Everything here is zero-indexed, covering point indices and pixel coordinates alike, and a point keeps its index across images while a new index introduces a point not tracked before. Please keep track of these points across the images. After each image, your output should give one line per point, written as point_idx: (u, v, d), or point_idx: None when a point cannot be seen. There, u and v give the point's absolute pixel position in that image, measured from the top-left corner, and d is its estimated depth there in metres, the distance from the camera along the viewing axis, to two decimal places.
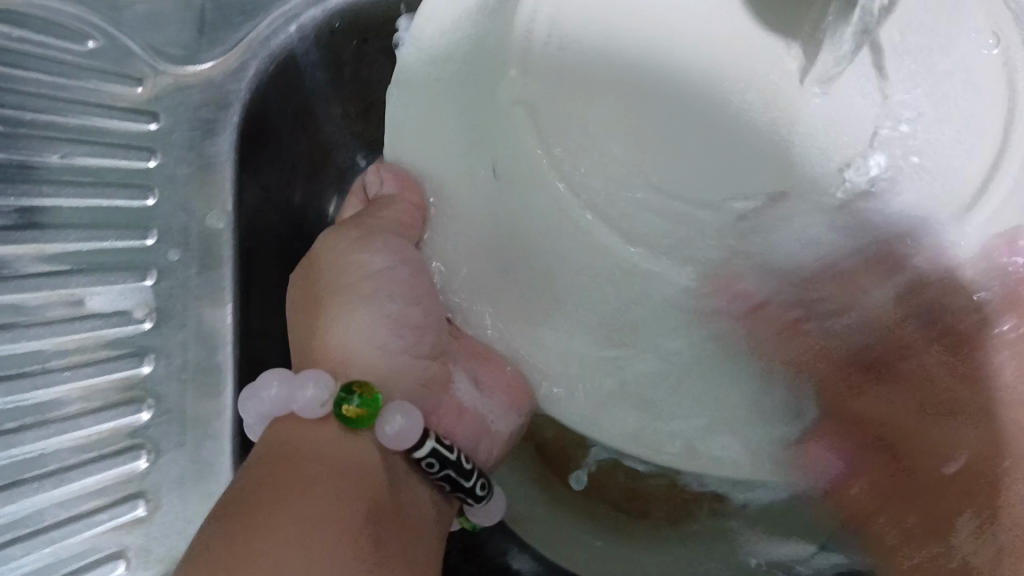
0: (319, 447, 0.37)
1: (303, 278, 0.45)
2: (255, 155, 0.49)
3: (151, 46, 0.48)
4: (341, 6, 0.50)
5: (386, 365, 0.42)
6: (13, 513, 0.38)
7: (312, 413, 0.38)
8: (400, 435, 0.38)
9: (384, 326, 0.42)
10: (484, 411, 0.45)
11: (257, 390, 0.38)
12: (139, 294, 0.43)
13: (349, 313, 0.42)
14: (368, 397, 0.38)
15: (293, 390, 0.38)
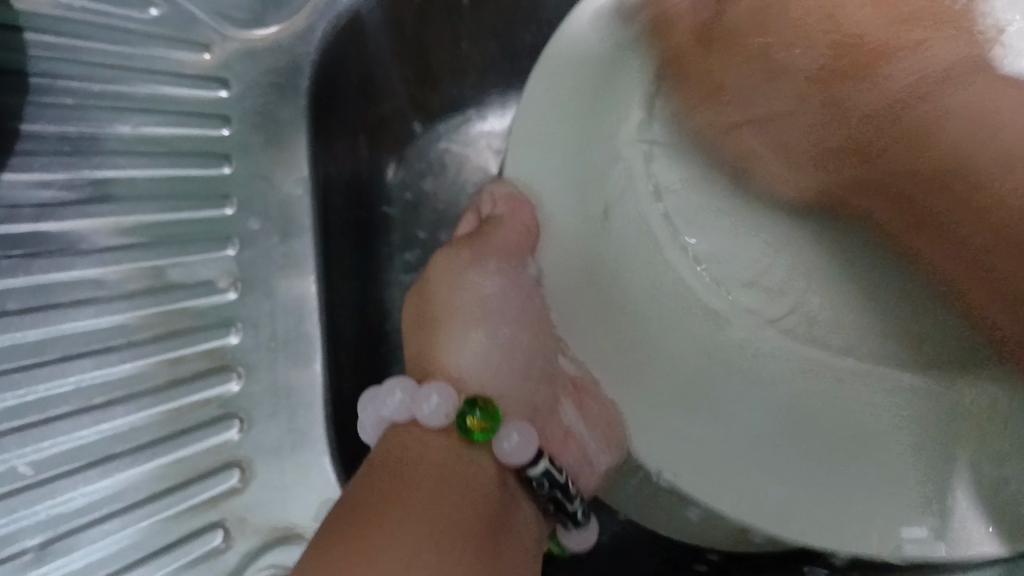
0: (438, 460, 0.35)
1: (416, 298, 0.42)
2: (324, 119, 0.48)
3: (216, 11, 0.46)
4: None
5: (492, 384, 0.40)
6: (108, 487, 0.38)
7: (437, 421, 0.36)
8: (515, 452, 0.36)
9: (492, 347, 0.40)
10: (589, 441, 0.41)
11: (380, 394, 0.37)
12: (221, 264, 0.43)
13: (459, 332, 0.40)
14: (490, 410, 0.37)
15: (416, 398, 0.37)
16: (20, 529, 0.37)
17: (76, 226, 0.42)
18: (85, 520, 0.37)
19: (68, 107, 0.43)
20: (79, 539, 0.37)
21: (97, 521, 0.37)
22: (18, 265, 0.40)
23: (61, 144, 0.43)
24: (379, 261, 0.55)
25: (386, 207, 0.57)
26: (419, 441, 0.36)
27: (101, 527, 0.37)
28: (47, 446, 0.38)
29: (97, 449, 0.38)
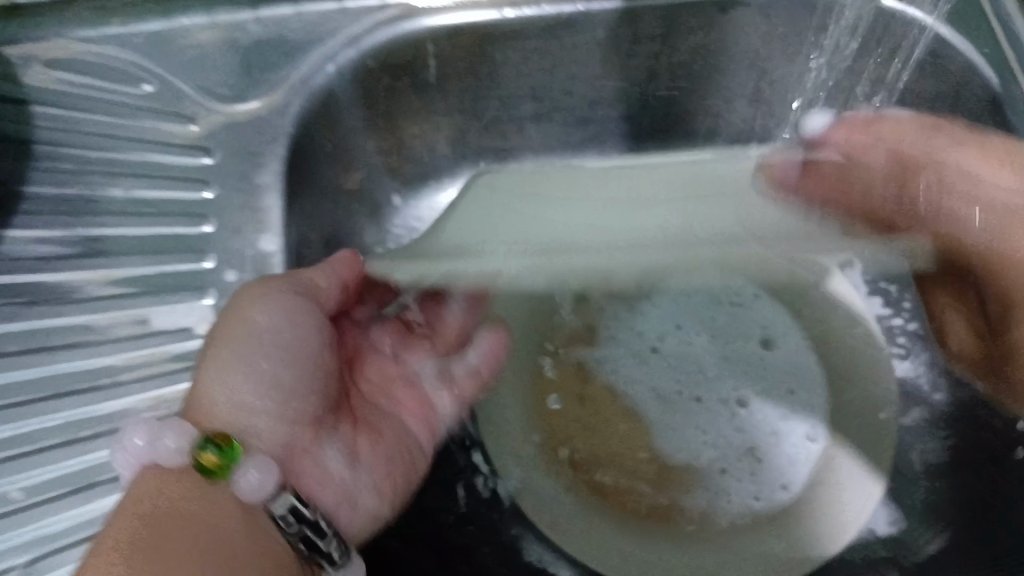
0: (180, 507, 0.39)
1: (211, 331, 0.45)
2: (298, 183, 0.53)
3: (202, 87, 0.52)
4: (376, 46, 0.54)
5: (244, 414, 0.43)
6: (88, 513, 0.42)
7: (174, 460, 0.40)
8: (252, 488, 0.40)
9: (255, 383, 0.44)
10: (350, 477, 0.47)
11: (125, 437, 0.41)
12: (201, 312, 0.47)
13: (235, 366, 0.44)
14: (226, 447, 0.40)
15: (156, 436, 0.40)
16: (6, 550, 0.41)
17: (72, 276, 0.47)
18: (66, 542, 0.41)
19: (67, 172, 0.50)
20: (57, 558, 0.41)
21: (73, 543, 0.41)
22: (20, 310, 0.46)
23: (60, 205, 0.49)
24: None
25: None
26: (161, 482, 0.39)
27: (76, 549, 0.41)
28: (36, 471, 0.43)
29: (79, 478, 0.43)
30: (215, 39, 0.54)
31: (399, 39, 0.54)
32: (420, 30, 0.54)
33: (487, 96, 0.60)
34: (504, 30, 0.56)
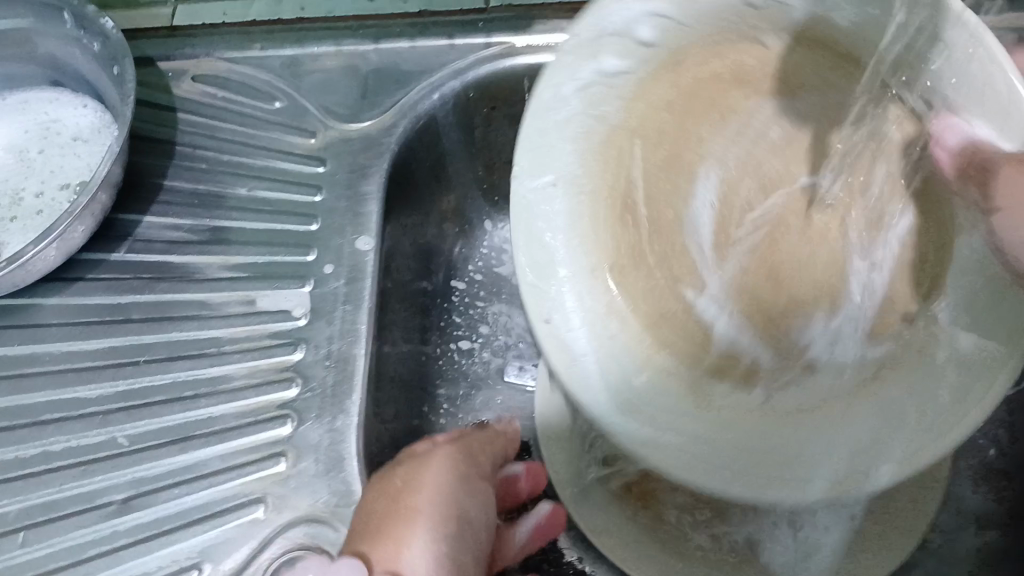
0: None
1: (390, 494, 0.45)
2: (396, 193, 0.59)
3: (323, 106, 0.60)
4: (477, 79, 0.60)
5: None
6: (185, 461, 0.48)
7: None
8: None
9: (449, 556, 0.44)
10: None
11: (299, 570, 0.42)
12: (299, 297, 0.52)
13: (427, 536, 0.44)
14: None
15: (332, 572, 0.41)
16: (115, 485, 0.47)
17: (195, 259, 0.54)
18: (164, 483, 0.47)
19: (200, 170, 0.58)
20: (155, 497, 0.47)
21: (170, 485, 0.47)
22: (148, 284, 0.53)
23: (192, 198, 0.57)
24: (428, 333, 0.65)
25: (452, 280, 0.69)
26: None
27: (170, 491, 0.47)
28: (145, 422, 0.49)
29: (180, 430, 0.49)
30: (338, 67, 0.61)
31: (498, 74, 0.61)
32: (517, 66, 0.60)
33: None
34: None
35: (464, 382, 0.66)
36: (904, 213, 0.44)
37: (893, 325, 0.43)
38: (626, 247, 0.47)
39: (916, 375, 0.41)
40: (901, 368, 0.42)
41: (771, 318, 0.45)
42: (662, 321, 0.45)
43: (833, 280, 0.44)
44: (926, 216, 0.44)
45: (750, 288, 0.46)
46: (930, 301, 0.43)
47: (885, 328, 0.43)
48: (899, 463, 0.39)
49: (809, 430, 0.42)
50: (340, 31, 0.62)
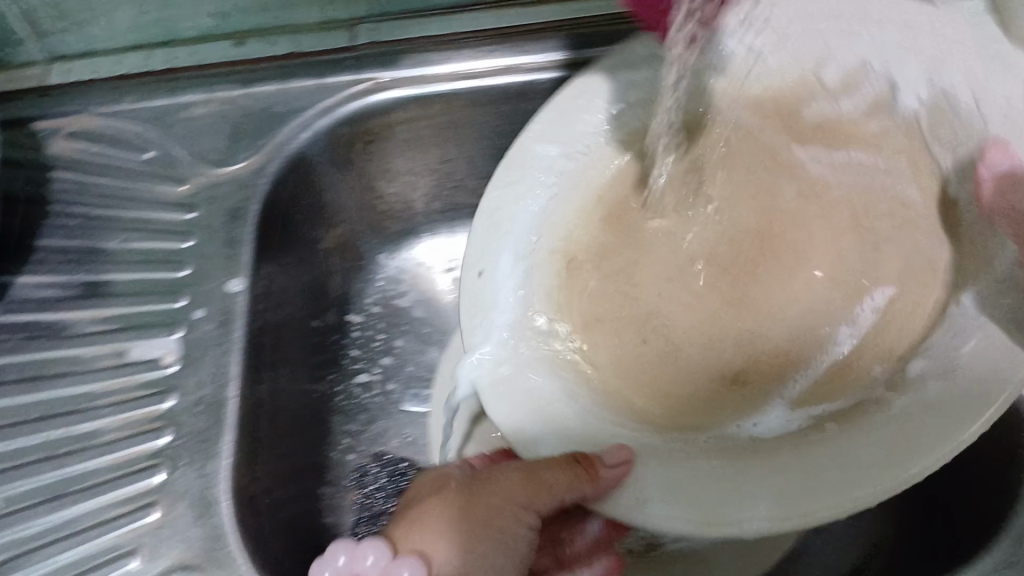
0: None
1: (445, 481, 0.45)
2: (272, 235, 0.59)
3: (194, 153, 0.60)
4: (347, 115, 0.61)
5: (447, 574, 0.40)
6: (56, 520, 0.47)
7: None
8: None
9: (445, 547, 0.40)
10: None
11: (328, 557, 0.41)
12: (168, 344, 0.52)
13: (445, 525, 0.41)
14: None
15: (356, 554, 0.40)
16: None
17: (67, 315, 0.54)
18: (35, 544, 0.47)
19: (73, 227, 0.58)
20: (27, 559, 0.46)
21: (42, 546, 0.47)
22: (20, 345, 0.53)
23: (64, 255, 0.56)
24: (324, 368, 0.65)
25: (350, 313, 0.69)
26: None
27: (42, 551, 0.46)
28: (16, 484, 0.48)
29: (52, 488, 0.48)
30: (209, 113, 0.61)
31: (368, 108, 0.61)
32: (387, 100, 0.61)
33: (456, 159, 0.67)
34: (460, 100, 0.62)
35: (362, 414, 0.66)
36: (889, 287, 0.43)
37: (828, 394, 0.41)
38: (598, 299, 0.46)
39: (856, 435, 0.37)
40: (837, 432, 0.38)
41: (725, 371, 0.44)
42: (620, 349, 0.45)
43: (803, 346, 0.43)
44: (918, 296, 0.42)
45: (713, 334, 0.45)
46: (900, 368, 0.40)
47: (850, 392, 0.40)
48: (787, 507, 0.34)
49: (738, 460, 0.37)
50: (209, 78, 0.62)
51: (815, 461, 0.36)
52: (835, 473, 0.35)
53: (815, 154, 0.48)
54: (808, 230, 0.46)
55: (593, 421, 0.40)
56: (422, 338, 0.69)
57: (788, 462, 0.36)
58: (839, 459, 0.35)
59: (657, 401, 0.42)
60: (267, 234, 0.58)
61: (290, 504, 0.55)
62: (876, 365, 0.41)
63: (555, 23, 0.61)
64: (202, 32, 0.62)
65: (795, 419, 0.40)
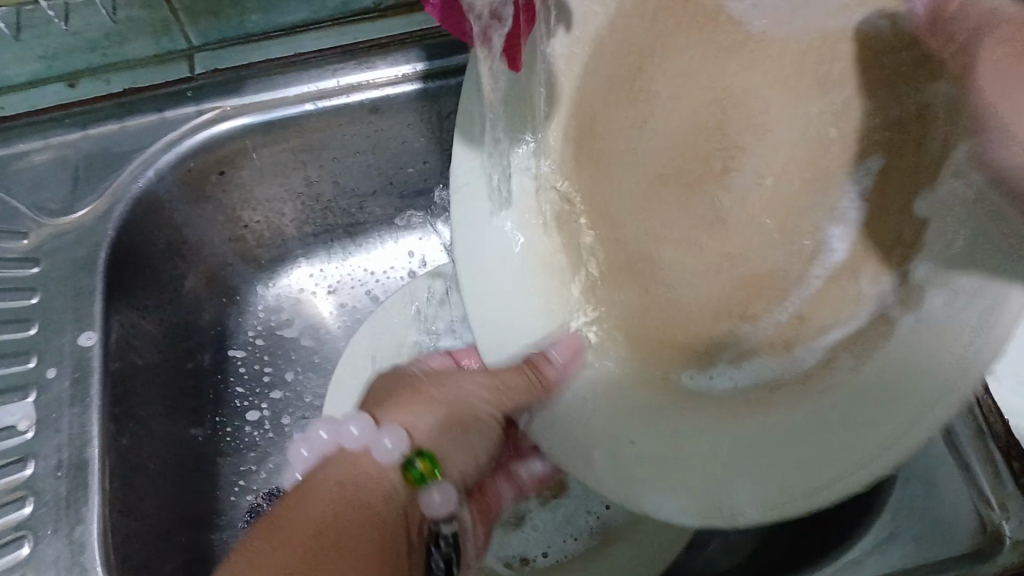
0: (357, 481, 0.38)
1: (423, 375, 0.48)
2: (126, 280, 0.57)
3: (35, 204, 0.57)
4: (192, 148, 0.59)
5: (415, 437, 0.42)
6: None
7: (387, 458, 0.39)
8: (438, 505, 0.40)
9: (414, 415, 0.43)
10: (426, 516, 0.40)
11: (310, 435, 0.41)
12: (24, 409, 0.49)
13: (415, 404, 0.44)
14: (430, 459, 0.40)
15: (344, 429, 0.41)
16: None
17: None
18: None
19: None
20: None
21: None
22: None
23: None
24: (204, 408, 0.63)
25: (232, 349, 0.67)
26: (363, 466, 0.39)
27: None
28: None
29: None
30: (49, 156, 0.59)
31: (215, 138, 0.60)
32: (236, 129, 0.60)
33: (321, 180, 0.66)
34: (311, 121, 0.61)
35: (251, 452, 0.64)
36: (875, 158, 0.37)
37: (812, 317, 0.38)
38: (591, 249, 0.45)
39: (830, 381, 0.36)
40: (824, 373, 0.36)
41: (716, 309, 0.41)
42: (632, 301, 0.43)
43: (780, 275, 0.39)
44: (891, 164, 0.36)
45: (699, 259, 0.41)
46: (905, 273, 0.35)
47: (856, 307, 0.37)
48: (770, 493, 0.35)
49: (723, 420, 0.38)
50: (44, 123, 0.59)
51: (804, 431, 0.35)
52: (834, 430, 0.34)
53: (743, 1, 0.39)
54: (752, 111, 0.40)
55: (605, 382, 0.42)
56: (308, 366, 0.68)
57: (795, 415, 0.36)
58: (835, 428, 0.34)
59: (653, 350, 0.42)
60: (118, 279, 0.56)
61: (176, 557, 0.54)
62: (864, 281, 0.37)
63: (396, 36, 0.61)
64: (31, 77, 0.59)
65: (804, 357, 0.38)
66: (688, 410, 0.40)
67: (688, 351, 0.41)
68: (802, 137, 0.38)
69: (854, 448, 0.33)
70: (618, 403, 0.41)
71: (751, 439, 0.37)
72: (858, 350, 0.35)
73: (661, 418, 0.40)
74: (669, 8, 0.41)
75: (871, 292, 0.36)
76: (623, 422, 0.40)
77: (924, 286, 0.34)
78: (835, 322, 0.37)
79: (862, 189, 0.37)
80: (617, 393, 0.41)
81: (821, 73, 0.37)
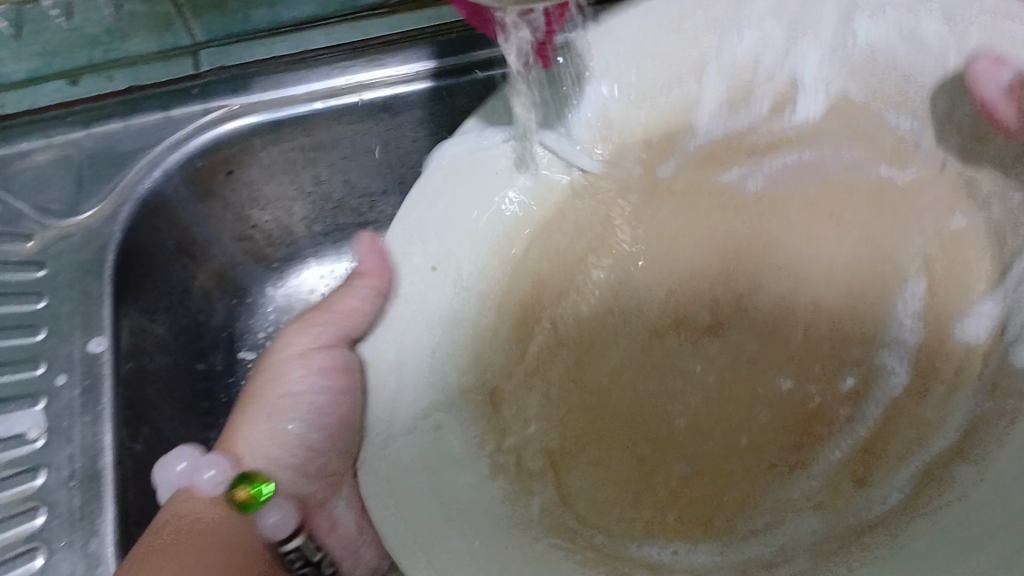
0: (190, 523, 0.45)
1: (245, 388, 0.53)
2: (136, 284, 0.56)
3: (38, 205, 0.56)
4: (201, 148, 0.58)
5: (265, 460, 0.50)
6: None
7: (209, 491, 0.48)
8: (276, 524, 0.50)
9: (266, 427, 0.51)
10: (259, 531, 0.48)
11: (172, 461, 0.49)
12: (33, 418, 0.49)
13: (260, 415, 0.51)
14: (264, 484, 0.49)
15: (197, 469, 0.49)
16: None
17: None
18: None
19: None
20: None
21: None
22: None
23: None
24: (216, 412, 0.62)
25: (243, 352, 0.66)
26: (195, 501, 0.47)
27: None
28: None
29: None
30: (48, 157, 0.57)
31: (226, 139, 0.59)
32: (244, 129, 0.59)
33: (330, 179, 0.65)
34: (323, 119, 0.60)
35: None
36: (916, 284, 0.48)
37: (882, 451, 0.46)
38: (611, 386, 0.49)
39: (958, 500, 0.42)
40: (929, 497, 0.43)
41: (776, 446, 0.47)
42: (653, 480, 0.46)
43: (841, 410, 0.47)
44: (938, 281, 0.48)
45: (721, 431, 0.47)
46: (960, 385, 0.46)
47: (934, 432, 0.46)
48: None
49: (828, 559, 0.43)
50: (43, 122, 0.58)
51: (924, 543, 0.40)
52: (937, 548, 0.39)
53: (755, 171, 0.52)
54: (772, 251, 0.50)
55: (677, 505, 0.46)
56: None
57: (913, 527, 0.42)
58: (956, 536, 0.39)
59: (696, 478, 0.46)
60: (126, 279, 0.54)
61: None
62: (934, 409, 0.46)
63: (408, 33, 0.60)
64: (30, 74, 0.59)
65: (887, 490, 0.45)
66: (780, 523, 0.45)
67: (715, 521, 0.46)
68: (834, 268, 0.49)
69: (972, 539, 0.38)
70: (697, 523, 0.46)
71: (897, 555, 0.41)
72: (921, 492, 0.44)
73: (755, 527, 0.45)
74: (710, 185, 0.52)
75: (949, 412, 0.46)
76: (630, 523, 0.45)
77: (981, 422, 0.44)
78: (882, 474, 0.45)
79: (917, 309, 0.48)
80: (644, 514, 0.46)
81: (839, 211, 0.50)
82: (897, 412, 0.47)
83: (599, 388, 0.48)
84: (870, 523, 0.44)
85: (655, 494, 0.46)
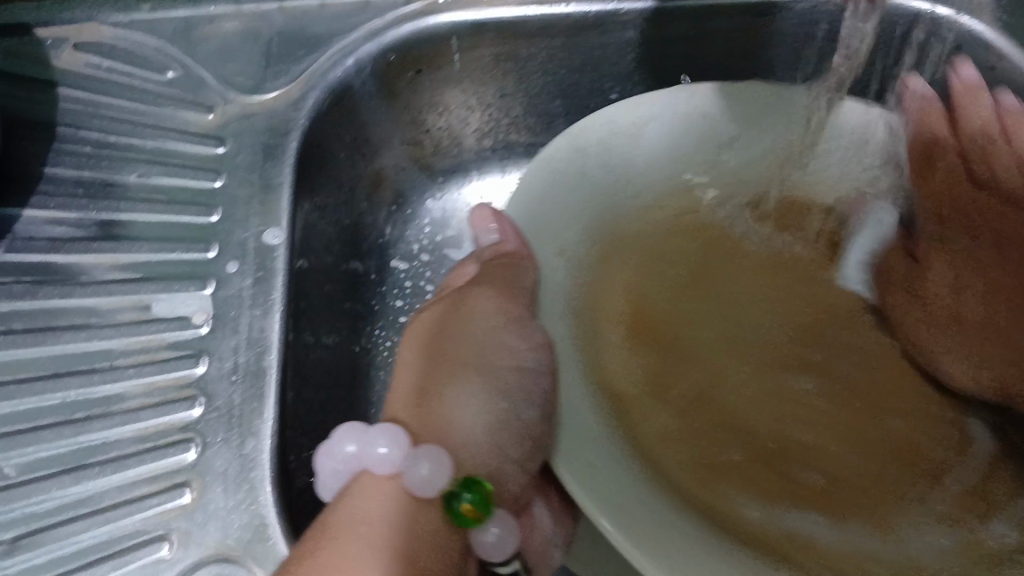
0: (395, 521, 0.39)
1: (420, 330, 0.48)
2: (310, 176, 0.53)
3: (223, 77, 0.53)
4: (396, 42, 0.54)
5: (479, 441, 0.44)
6: (79, 493, 0.42)
7: (418, 488, 0.40)
8: (490, 545, 0.42)
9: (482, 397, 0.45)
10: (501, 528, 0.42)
11: (370, 438, 0.41)
12: (200, 301, 0.47)
13: (464, 379, 0.45)
14: (479, 495, 0.41)
15: (408, 459, 0.41)
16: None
17: (81, 258, 0.48)
18: (54, 520, 0.41)
19: (85, 154, 0.51)
20: (44, 537, 0.41)
21: (64, 522, 0.41)
22: (28, 290, 0.46)
23: (76, 187, 0.50)
24: (364, 322, 0.59)
25: (395, 260, 0.63)
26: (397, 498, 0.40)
27: (66, 528, 0.41)
28: (29, 450, 0.43)
29: (69, 458, 0.43)
30: (237, 28, 0.54)
31: (422, 36, 0.54)
32: (442, 27, 0.54)
33: (514, 94, 0.61)
34: (527, 28, 0.55)
35: None
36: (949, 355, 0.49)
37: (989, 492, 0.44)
38: (697, 396, 0.47)
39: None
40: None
41: (881, 474, 0.45)
42: (745, 478, 0.43)
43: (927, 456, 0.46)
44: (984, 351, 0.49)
45: (830, 458, 0.46)
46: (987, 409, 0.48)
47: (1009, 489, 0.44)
48: None
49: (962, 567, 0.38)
50: None
51: None
52: None
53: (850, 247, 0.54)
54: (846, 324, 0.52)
55: (779, 503, 0.42)
56: None
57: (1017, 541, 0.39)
58: None
59: (793, 490, 0.43)
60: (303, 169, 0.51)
61: None
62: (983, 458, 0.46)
63: None
64: None
65: (1001, 522, 0.42)
66: (898, 531, 0.41)
67: (842, 521, 0.42)
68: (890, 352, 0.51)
69: None
70: (807, 519, 0.41)
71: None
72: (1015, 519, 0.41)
73: (873, 536, 0.41)
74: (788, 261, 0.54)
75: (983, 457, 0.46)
76: (736, 502, 0.41)
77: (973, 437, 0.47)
78: (993, 506, 0.43)
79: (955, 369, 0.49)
80: (738, 499, 0.41)
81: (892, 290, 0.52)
82: (969, 467, 0.45)
83: (695, 396, 0.47)
84: (998, 550, 0.39)
85: (759, 495, 0.42)
